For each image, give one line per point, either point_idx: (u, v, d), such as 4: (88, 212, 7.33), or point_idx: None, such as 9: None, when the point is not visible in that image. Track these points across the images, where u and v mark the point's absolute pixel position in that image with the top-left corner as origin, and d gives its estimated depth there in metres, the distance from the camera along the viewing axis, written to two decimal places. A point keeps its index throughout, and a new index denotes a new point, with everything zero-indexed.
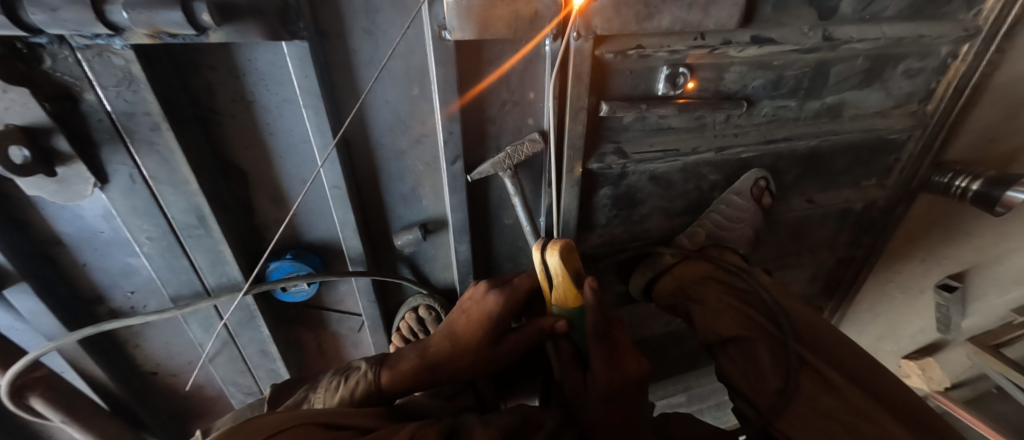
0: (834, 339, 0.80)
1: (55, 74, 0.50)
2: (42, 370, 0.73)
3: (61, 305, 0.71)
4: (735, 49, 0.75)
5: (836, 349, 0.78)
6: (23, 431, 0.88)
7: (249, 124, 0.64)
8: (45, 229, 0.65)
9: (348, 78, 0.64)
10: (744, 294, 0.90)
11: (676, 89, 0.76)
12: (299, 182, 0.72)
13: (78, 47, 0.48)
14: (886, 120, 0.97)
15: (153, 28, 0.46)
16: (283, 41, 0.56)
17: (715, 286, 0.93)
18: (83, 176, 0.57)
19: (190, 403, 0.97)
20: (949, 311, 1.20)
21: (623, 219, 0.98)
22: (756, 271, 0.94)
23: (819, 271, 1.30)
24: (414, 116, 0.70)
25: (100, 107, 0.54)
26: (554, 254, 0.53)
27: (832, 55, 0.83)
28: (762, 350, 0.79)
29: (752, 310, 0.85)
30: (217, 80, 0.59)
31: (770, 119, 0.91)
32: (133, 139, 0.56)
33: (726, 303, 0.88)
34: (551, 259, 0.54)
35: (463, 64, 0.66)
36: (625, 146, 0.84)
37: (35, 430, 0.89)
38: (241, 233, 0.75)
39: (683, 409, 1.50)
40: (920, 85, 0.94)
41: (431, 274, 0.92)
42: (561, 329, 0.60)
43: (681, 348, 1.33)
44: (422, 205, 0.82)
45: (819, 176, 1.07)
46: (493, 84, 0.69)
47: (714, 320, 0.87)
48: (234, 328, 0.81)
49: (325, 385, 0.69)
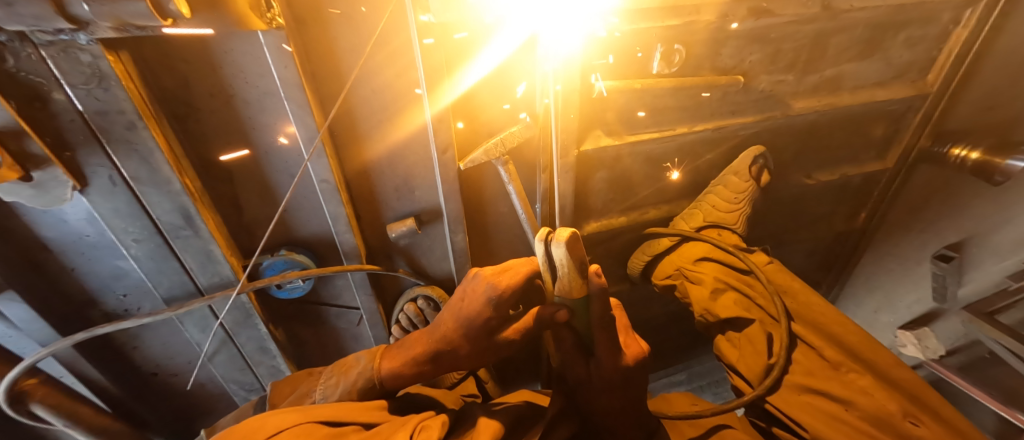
0: (832, 315, 0.79)
1: (19, 74, 0.47)
2: (39, 376, 0.73)
3: (52, 311, 0.70)
4: (732, 22, 0.73)
5: (834, 325, 0.78)
6: (26, 434, 0.87)
7: (231, 119, 0.62)
8: (29, 235, 0.63)
9: (333, 68, 0.62)
10: (742, 274, 0.89)
11: (671, 67, 0.74)
12: (286, 176, 0.71)
13: (41, 43, 0.45)
14: (886, 91, 0.95)
15: (118, 21, 0.44)
16: (259, 31, 0.53)
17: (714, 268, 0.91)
18: (61, 179, 0.55)
19: (193, 402, 0.96)
20: (946, 281, 1.18)
21: (620, 203, 0.97)
22: (755, 251, 0.92)
23: (817, 246, 1.30)
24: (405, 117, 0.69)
25: (71, 107, 0.51)
26: (558, 245, 0.51)
27: (831, 25, 0.80)
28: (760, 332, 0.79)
29: (750, 291, 0.85)
30: (193, 74, 0.57)
31: (768, 94, 0.89)
32: (109, 139, 0.54)
33: (725, 284, 0.88)
34: (555, 252, 0.52)
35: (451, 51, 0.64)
36: (621, 128, 0.82)
37: (38, 433, 0.89)
38: (233, 231, 0.74)
39: (682, 386, 1.52)
40: (921, 54, 0.91)
41: (428, 265, 0.91)
42: (562, 318, 0.59)
43: (680, 327, 1.33)
44: (415, 197, 0.80)
45: (818, 151, 1.05)
46: (485, 76, 0.68)
47: (712, 302, 0.86)
48: (231, 327, 0.80)
49: (326, 380, 0.69)
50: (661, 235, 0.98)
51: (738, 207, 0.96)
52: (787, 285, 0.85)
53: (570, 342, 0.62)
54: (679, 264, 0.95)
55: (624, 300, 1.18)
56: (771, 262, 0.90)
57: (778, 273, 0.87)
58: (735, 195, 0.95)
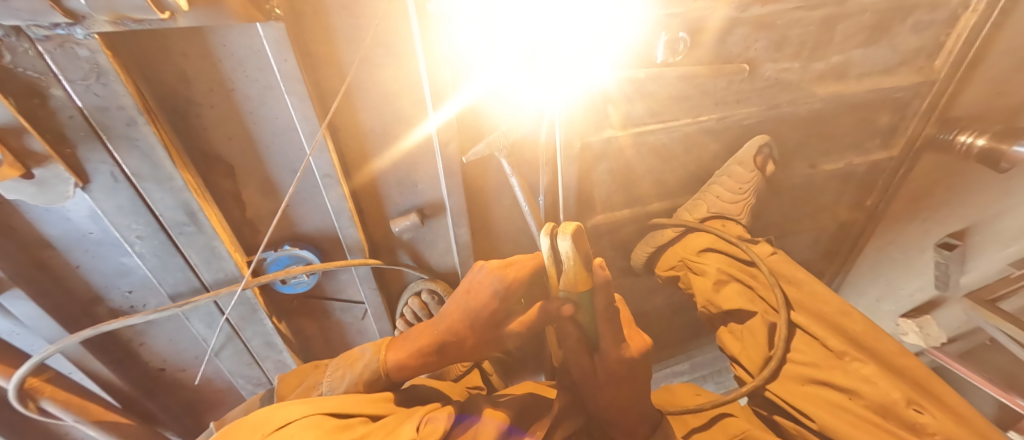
0: (835, 303, 0.79)
1: (16, 69, 0.46)
2: (48, 373, 0.73)
3: (59, 308, 0.70)
4: (738, 9, 0.72)
5: (837, 314, 0.78)
6: (35, 430, 0.88)
7: (232, 114, 0.62)
8: (32, 233, 0.63)
9: (333, 60, 0.61)
10: (744, 264, 0.89)
11: (675, 55, 0.73)
12: (288, 171, 0.70)
13: (37, 38, 0.44)
14: (893, 79, 0.94)
15: (115, 14, 0.43)
16: (258, 23, 0.52)
17: (717, 257, 0.91)
18: (62, 176, 0.55)
19: (201, 397, 0.97)
20: (948, 268, 1.20)
21: (623, 195, 0.96)
22: (758, 241, 0.92)
23: (820, 236, 1.30)
24: (409, 116, 0.70)
25: (70, 103, 0.50)
26: (567, 239, 0.50)
27: (838, 11, 0.79)
28: (762, 321, 0.79)
29: (751, 280, 0.85)
30: (191, 68, 0.56)
31: (773, 82, 0.87)
32: (109, 135, 0.54)
33: (727, 274, 0.88)
34: (562, 244, 0.51)
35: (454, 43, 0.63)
36: (623, 118, 0.82)
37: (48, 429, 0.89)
38: (235, 227, 0.74)
39: (685, 376, 1.53)
40: (929, 39, 0.89)
41: (432, 259, 0.91)
42: (568, 313, 0.59)
43: (684, 318, 1.34)
44: (418, 190, 0.80)
45: (822, 140, 1.04)
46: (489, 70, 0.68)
47: (715, 293, 0.86)
48: (236, 322, 0.80)
49: (333, 373, 0.69)
50: (665, 227, 0.98)
51: (737, 202, 0.97)
52: (791, 275, 0.85)
53: (574, 335, 0.62)
54: (682, 254, 0.95)
55: (628, 291, 1.18)
56: (774, 253, 0.89)
57: (780, 263, 0.87)
58: (740, 185, 0.95)
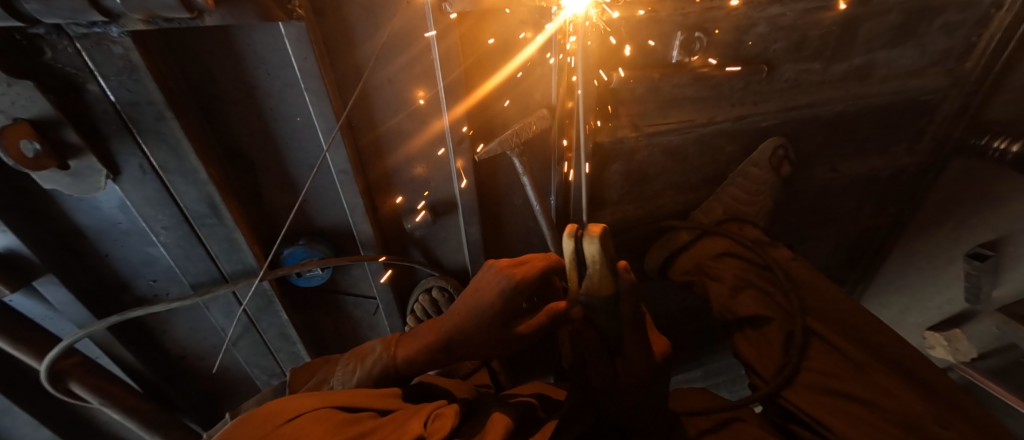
0: (852, 313, 0.78)
1: (57, 66, 0.49)
2: (77, 357, 0.77)
3: (89, 294, 0.74)
4: (755, 9, 0.71)
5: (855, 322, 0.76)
6: (64, 411, 0.92)
7: (254, 110, 0.64)
8: (66, 222, 0.66)
9: (351, 58, 0.63)
10: (759, 270, 0.88)
11: (691, 56, 0.73)
12: (305, 166, 0.72)
13: (76, 36, 0.47)
14: (920, 81, 0.91)
15: (147, 12, 0.45)
16: (281, 22, 0.54)
17: (732, 262, 0.90)
18: (95, 168, 0.57)
19: (219, 386, 1.00)
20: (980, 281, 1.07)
21: (635, 196, 0.96)
22: (777, 246, 0.90)
23: (841, 243, 1.26)
24: (423, 116, 0.70)
25: (104, 98, 0.53)
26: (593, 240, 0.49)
27: (862, 10, 0.77)
28: (776, 328, 0.78)
29: (768, 286, 0.84)
30: (217, 65, 0.58)
31: (792, 84, 0.86)
32: (139, 129, 0.56)
33: (744, 280, 0.86)
34: (590, 247, 0.50)
35: (472, 42, 0.65)
36: (637, 118, 0.81)
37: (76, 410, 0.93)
38: (254, 220, 0.76)
39: (698, 383, 1.50)
40: (960, 39, 0.86)
41: (444, 256, 0.92)
42: (577, 315, 0.60)
43: (698, 324, 1.32)
44: (431, 188, 0.81)
45: (843, 143, 1.01)
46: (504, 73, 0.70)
47: (729, 298, 0.85)
48: (254, 313, 0.83)
49: (343, 368, 0.70)
50: (679, 230, 0.97)
51: (755, 206, 0.94)
52: (808, 282, 0.83)
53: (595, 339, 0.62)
54: (698, 259, 0.94)
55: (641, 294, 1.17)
56: (794, 259, 0.88)
57: (796, 270, 0.86)
58: (757, 187, 0.94)
